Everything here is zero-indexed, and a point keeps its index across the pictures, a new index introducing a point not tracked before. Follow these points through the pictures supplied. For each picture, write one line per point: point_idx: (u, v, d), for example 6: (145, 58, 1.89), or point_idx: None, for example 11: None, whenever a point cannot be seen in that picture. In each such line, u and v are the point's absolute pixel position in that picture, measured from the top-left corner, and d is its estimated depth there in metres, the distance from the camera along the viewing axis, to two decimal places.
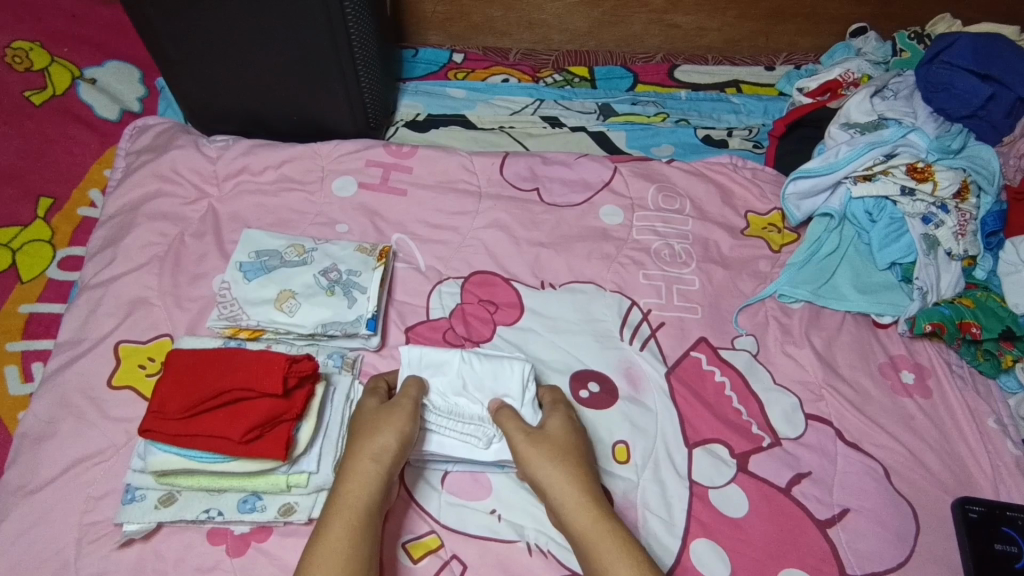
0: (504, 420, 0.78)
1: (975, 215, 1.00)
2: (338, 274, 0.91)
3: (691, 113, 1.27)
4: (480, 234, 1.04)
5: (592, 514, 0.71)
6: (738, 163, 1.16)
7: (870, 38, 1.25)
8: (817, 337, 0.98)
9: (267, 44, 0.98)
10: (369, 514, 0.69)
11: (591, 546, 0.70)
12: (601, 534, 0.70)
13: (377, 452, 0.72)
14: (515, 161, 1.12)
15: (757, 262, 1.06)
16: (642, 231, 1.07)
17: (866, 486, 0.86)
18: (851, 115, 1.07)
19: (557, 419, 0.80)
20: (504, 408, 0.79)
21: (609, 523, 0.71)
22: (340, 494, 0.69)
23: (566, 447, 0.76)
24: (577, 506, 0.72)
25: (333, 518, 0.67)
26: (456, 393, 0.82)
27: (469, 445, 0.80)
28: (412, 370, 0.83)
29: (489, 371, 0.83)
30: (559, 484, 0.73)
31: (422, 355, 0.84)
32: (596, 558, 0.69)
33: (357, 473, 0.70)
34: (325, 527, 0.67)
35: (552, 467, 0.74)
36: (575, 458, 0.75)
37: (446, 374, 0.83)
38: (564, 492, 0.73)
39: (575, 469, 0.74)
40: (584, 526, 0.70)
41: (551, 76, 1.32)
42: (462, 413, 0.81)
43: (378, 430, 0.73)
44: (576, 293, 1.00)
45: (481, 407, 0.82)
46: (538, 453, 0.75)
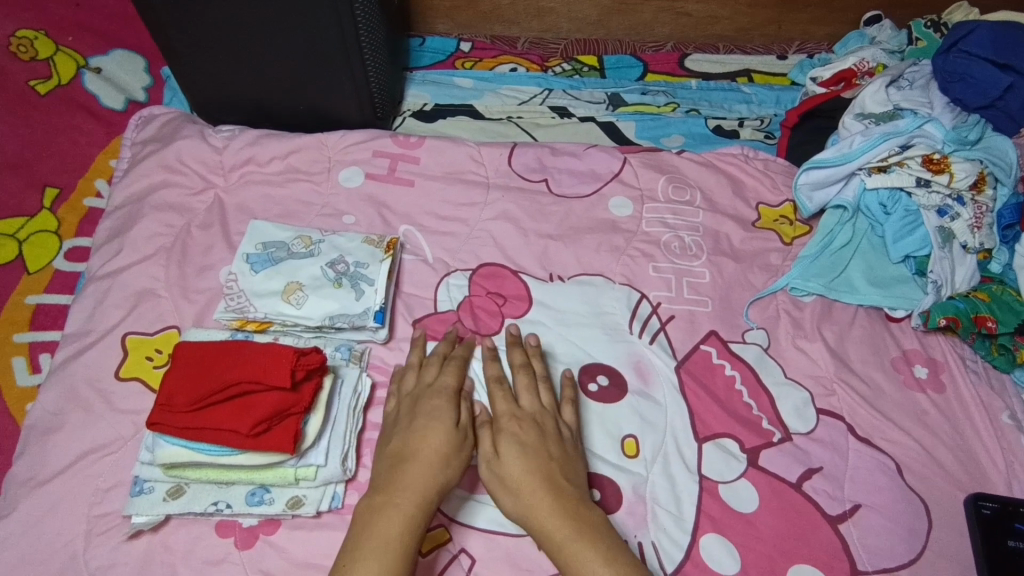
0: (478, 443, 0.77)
1: (990, 207, 0.99)
2: (346, 266, 0.91)
3: (702, 102, 1.26)
4: (489, 226, 1.03)
5: (560, 541, 0.69)
6: (749, 154, 1.14)
7: (885, 26, 1.23)
8: (829, 331, 0.97)
9: (272, 33, 0.97)
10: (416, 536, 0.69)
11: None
12: (569, 563, 0.68)
13: (442, 480, 0.72)
14: (524, 152, 1.11)
15: (768, 254, 1.04)
16: (652, 223, 1.06)
17: (878, 482, 0.85)
18: (866, 105, 1.05)
19: (510, 443, 0.75)
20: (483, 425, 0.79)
21: (575, 550, 0.68)
22: (397, 507, 0.69)
23: (525, 474, 0.73)
24: (545, 526, 0.70)
25: (386, 527, 0.67)
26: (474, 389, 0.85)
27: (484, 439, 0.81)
28: None
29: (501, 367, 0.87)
30: (525, 516, 0.71)
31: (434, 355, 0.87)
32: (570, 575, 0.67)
33: (416, 493, 0.70)
34: (374, 538, 0.66)
35: (516, 498, 0.72)
36: (533, 484, 0.72)
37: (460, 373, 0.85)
38: (530, 521, 0.71)
39: (537, 497, 0.71)
40: (555, 543, 0.69)
41: (560, 65, 1.30)
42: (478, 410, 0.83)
43: (446, 455, 0.73)
44: (585, 285, 0.99)
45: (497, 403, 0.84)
46: (499, 489, 0.74)
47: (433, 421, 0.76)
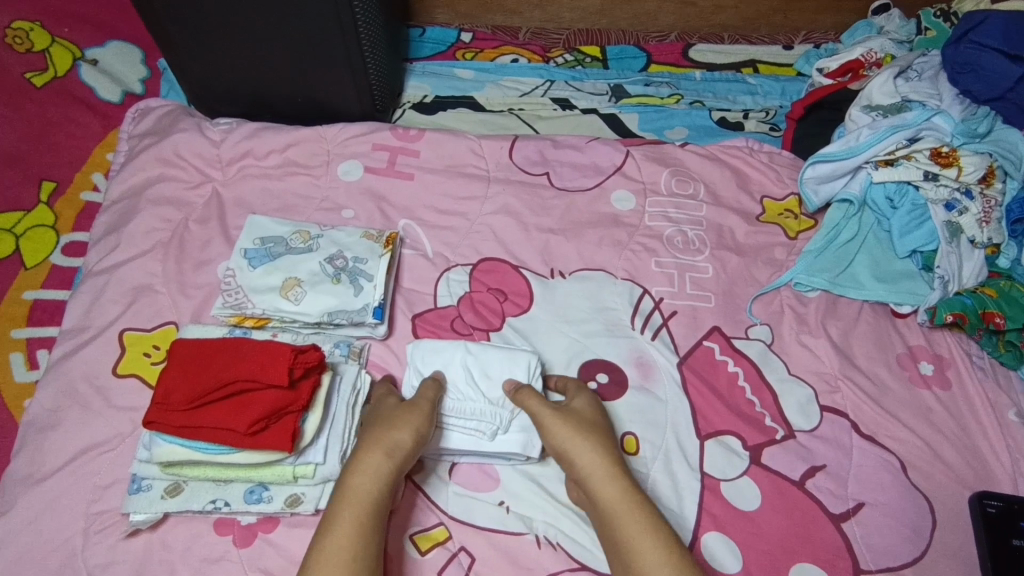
0: (527, 399, 0.80)
1: (1000, 201, 0.96)
2: (345, 261, 0.90)
3: (706, 94, 1.24)
4: (489, 220, 1.02)
5: (621, 487, 0.73)
6: (754, 147, 1.13)
7: (893, 16, 1.21)
8: (834, 327, 0.96)
9: (269, 21, 0.95)
10: (379, 513, 0.68)
11: (618, 531, 0.71)
12: (627, 509, 0.72)
13: (390, 446, 0.72)
14: (525, 145, 1.10)
15: (772, 249, 1.03)
16: (655, 217, 1.05)
17: (882, 480, 0.84)
18: (873, 96, 1.03)
19: (583, 398, 0.83)
20: (522, 388, 0.81)
21: (634, 497, 0.73)
22: (353, 489, 0.69)
23: (592, 425, 0.79)
24: (608, 480, 0.74)
25: (342, 511, 0.67)
26: (465, 385, 0.84)
27: (475, 438, 0.81)
28: (416, 366, 0.85)
29: (494, 361, 0.85)
30: (590, 456, 0.75)
31: (424, 349, 0.86)
32: (630, 523, 0.71)
33: (369, 468, 0.70)
34: (334, 520, 0.66)
35: (581, 440, 0.76)
36: (592, 437, 0.77)
37: (449, 368, 0.85)
38: (592, 464, 0.75)
39: (604, 444, 0.77)
40: (616, 496, 0.73)
41: (562, 56, 1.28)
42: (462, 407, 0.82)
43: (395, 425, 0.74)
44: (585, 280, 0.98)
45: (483, 399, 0.83)
46: (568, 428, 0.77)
47: (389, 409, 0.77)
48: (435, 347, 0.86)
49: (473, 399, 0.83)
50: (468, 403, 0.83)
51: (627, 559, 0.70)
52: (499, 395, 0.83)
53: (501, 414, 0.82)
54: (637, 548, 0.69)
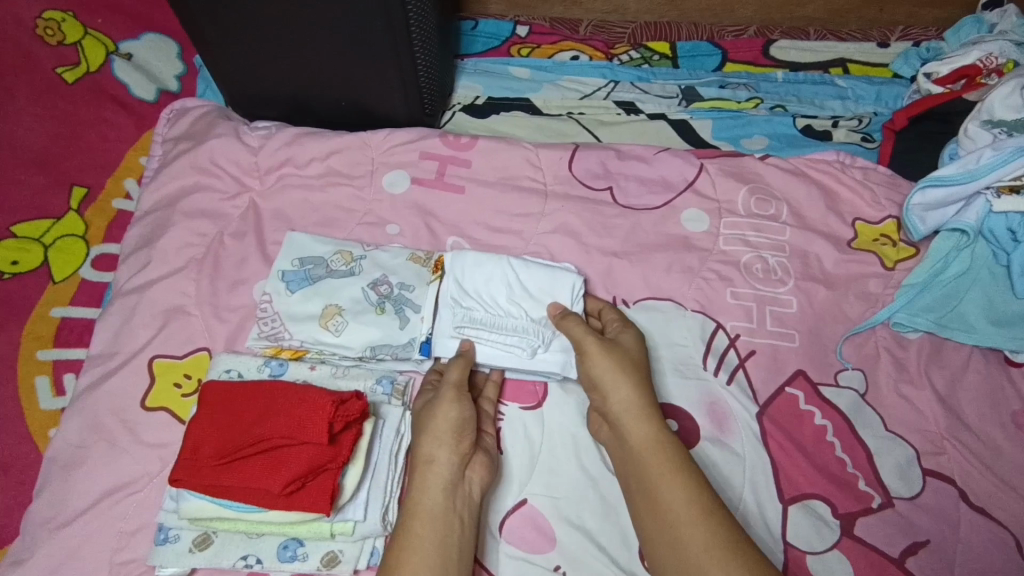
0: (570, 324, 0.76)
1: None
2: (389, 288, 0.82)
3: (789, 97, 1.11)
4: (546, 241, 0.93)
5: (652, 429, 0.69)
6: (846, 161, 1.00)
7: (1010, 13, 1.05)
8: (938, 376, 0.84)
9: (312, 18, 0.86)
10: (448, 515, 0.65)
11: (646, 474, 0.67)
12: (655, 452, 0.68)
13: (430, 457, 0.68)
14: (586, 155, 1.00)
15: (866, 281, 0.91)
16: (731, 241, 0.94)
17: (996, 562, 0.73)
18: (996, 111, 0.89)
19: (629, 335, 0.78)
20: (569, 314, 0.77)
21: (665, 440, 0.68)
22: (415, 506, 0.66)
23: (635, 363, 0.75)
24: (637, 420, 0.70)
25: (409, 534, 0.64)
26: (506, 302, 0.79)
27: (514, 356, 0.78)
28: (455, 274, 0.81)
29: (539, 279, 0.80)
30: (627, 392, 0.71)
31: (468, 261, 0.81)
32: (656, 467, 0.67)
33: (420, 485, 0.67)
34: (403, 543, 0.63)
35: (619, 375, 0.72)
36: (629, 373, 0.73)
37: (491, 284, 0.80)
38: (626, 402, 0.71)
39: (643, 384, 0.73)
40: (645, 437, 0.69)
41: (627, 53, 1.16)
42: (503, 323, 0.78)
43: (429, 423, 0.71)
44: (653, 311, 0.89)
45: (525, 317, 0.79)
46: (607, 360, 0.73)
47: (424, 404, 0.73)
48: (476, 260, 0.81)
49: (516, 316, 0.79)
50: (511, 319, 0.78)
51: (653, 500, 0.66)
52: (541, 312, 0.79)
53: (543, 332, 0.78)
54: (665, 490, 0.65)
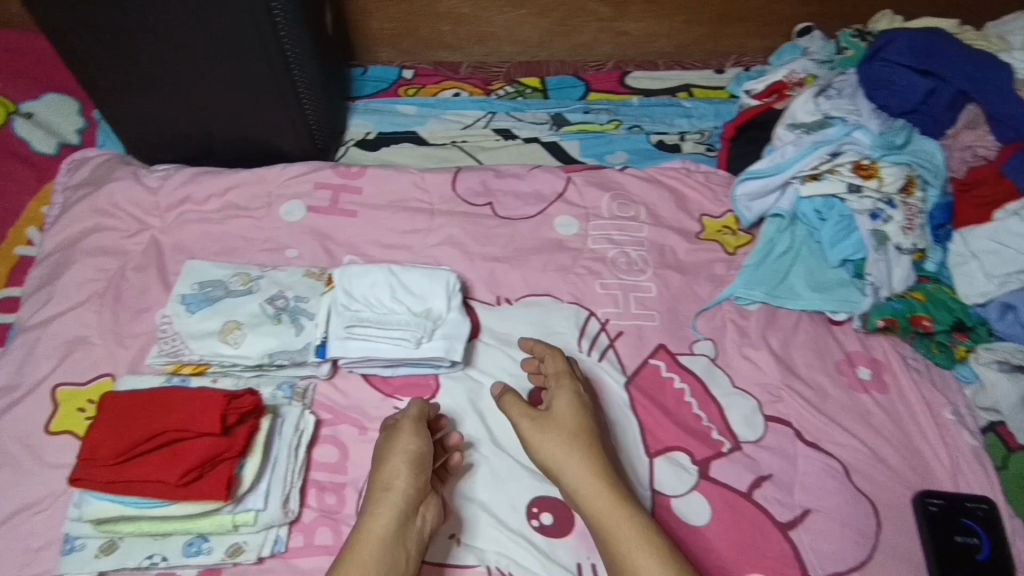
0: (509, 407, 0.84)
1: (922, 208, 0.97)
2: (286, 301, 0.89)
3: (644, 118, 1.28)
4: (434, 252, 1.04)
5: (610, 504, 0.74)
6: (691, 167, 1.17)
7: (816, 38, 1.26)
8: (773, 337, 0.98)
9: (200, 64, 0.95)
10: (395, 547, 0.70)
11: (605, 531, 0.73)
12: (618, 525, 0.73)
13: (385, 484, 0.75)
14: (468, 176, 1.12)
15: (713, 265, 1.06)
16: (598, 240, 1.07)
17: (827, 485, 0.86)
18: (797, 115, 1.05)
19: (564, 398, 0.83)
20: (506, 395, 0.85)
21: (625, 512, 0.73)
22: (364, 529, 0.71)
23: (576, 431, 0.80)
24: (594, 497, 0.75)
25: (353, 554, 0.69)
26: (389, 302, 0.89)
27: (402, 347, 0.87)
28: (342, 285, 0.89)
29: (417, 279, 0.90)
30: (578, 466, 0.77)
31: (352, 272, 0.90)
32: (619, 543, 0.72)
33: (377, 509, 0.72)
34: (345, 560, 0.68)
35: (568, 456, 0.78)
36: (576, 454, 0.78)
37: (375, 288, 0.89)
38: (579, 480, 0.76)
39: (590, 456, 0.78)
40: (604, 514, 0.74)
41: (503, 88, 1.30)
42: (389, 319, 0.88)
43: (387, 461, 0.77)
44: (532, 306, 1.01)
45: (407, 312, 0.88)
46: (555, 446, 0.79)
47: (385, 440, 0.80)
48: (361, 270, 0.90)
49: (399, 313, 0.88)
50: (395, 316, 0.88)
51: (619, 565, 0.71)
52: (423, 307, 0.89)
53: (425, 324, 0.88)
54: (626, 546, 0.71)
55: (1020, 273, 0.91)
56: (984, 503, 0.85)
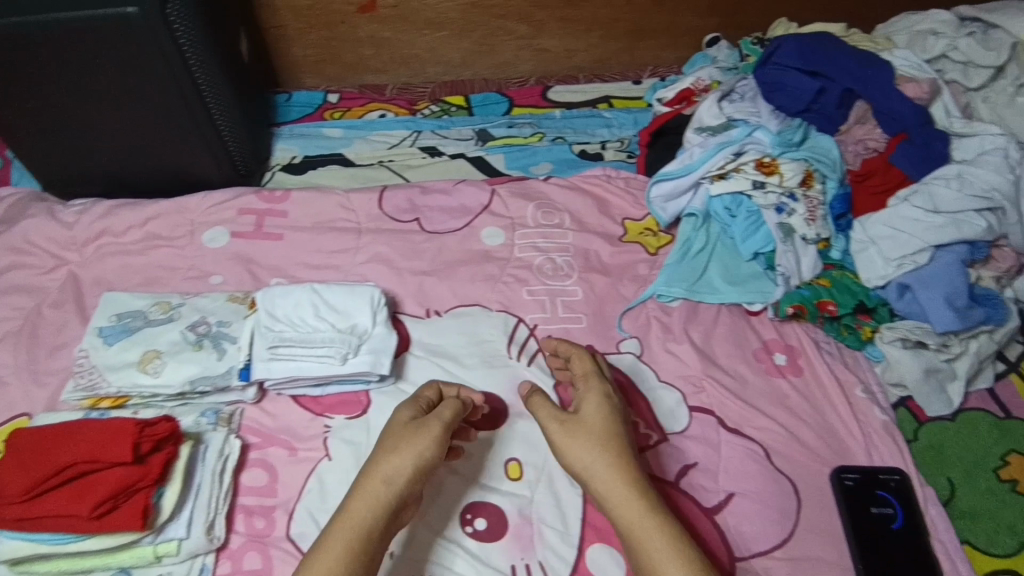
0: (537, 409, 0.84)
1: (822, 200, 1.03)
2: (208, 326, 0.89)
3: (566, 130, 1.32)
4: (362, 270, 1.05)
5: (641, 511, 0.74)
6: (611, 174, 1.21)
7: (722, 47, 1.31)
8: (695, 331, 1.02)
9: (109, 99, 0.95)
10: (373, 539, 0.70)
11: (634, 537, 0.73)
12: (648, 532, 0.72)
13: (388, 479, 0.73)
14: (394, 195, 1.14)
15: (636, 266, 1.10)
16: (524, 249, 1.10)
17: (748, 469, 0.89)
18: (703, 119, 1.11)
19: (592, 403, 0.83)
20: (536, 397, 0.85)
21: (654, 519, 0.73)
22: (348, 513, 0.71)
23: (605, 435, 0.79)
24: (624, 504, 0.75)
25: (333, 540, 0.69)
26: (313, 320, 0.89)
27: (327, 364, 0.87)
28: (264, 307, 0.89)
29: (340, 297, 0.91)
30: (608, 472, 0.76)
31: (274, 294, 0.90)
32: (648, 550, 0.71)
33: (364, 498, 0.72)
34: (323, 545, 0.68)
35: (597, 462, 0.77)
36: (607, 460, 0.77)
37: (298, 307, 0.89)
38: (609, 486, 0.76)
39: (620, 462, 0.77)
40: (632, 521, 0.73)
41: (428, 108, 1.33)
42: (313, 338, 0.88)
43: (397, 454, 0.75)
44: (462, 317, 1.02)
45: (330, 330, 0.88)
46: (587, 452, 0.78)
47: (401, 434, 0.77)
48: (284, 291, 0.90)
49: (323, 330, 0.88)
50: (318, 333, 0.88)
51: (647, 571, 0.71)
52: (347, 323, 0.89)
53: (349, 340, 0.88)
54: (655, 554, 0.71)
55: (913, 254, 0.97)
56: (896, 474, 0.89)
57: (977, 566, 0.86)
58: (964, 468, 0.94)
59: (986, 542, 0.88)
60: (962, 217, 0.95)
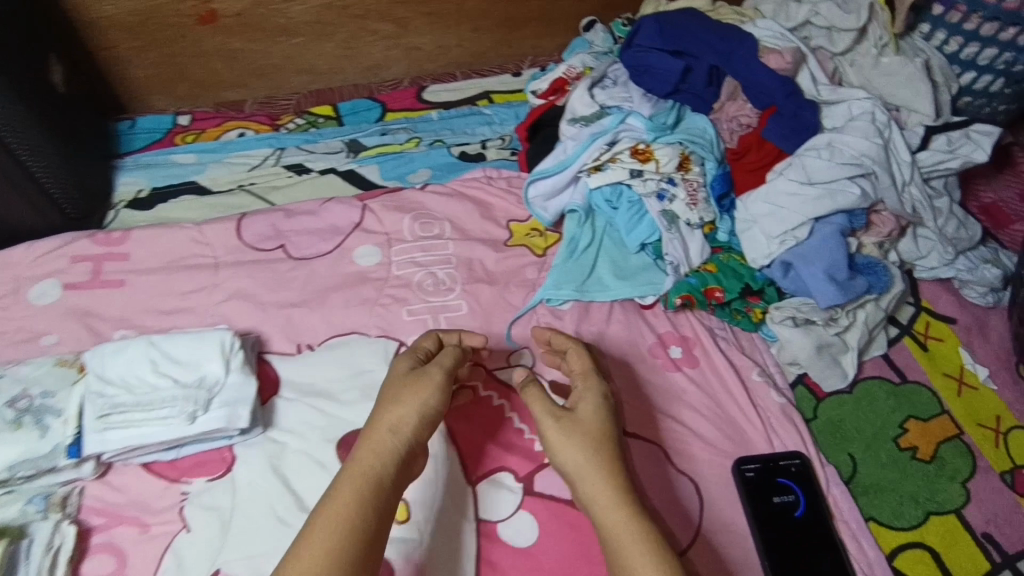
0: (531, 400, 0.80)
1: (702, 182, 1.00)
2: (29, 400, 0.78)
3: (444, 132, 1.24)
4: (221, 310, 0.95)
5: (625, 515, 0.70)
6: (492, 174, 1.14)
7: (598, 30, 1.24)
8: (588, 334, 0.97)
9: None
10: (385, 484, 0.69)
11: (616, 540, 0.69)
12: (630, 537, 0.68)
13: (395, 424, 0.73)
14: (254, 222, 1.03)
15: (523, 270, 1.04)
16: (403, 265, 1.02)
17: (651, 474, 0.85)
18: (576, 108, 1.04)
19: (589, 400, 0.80)
20: (531, 387, 0.81)
21: (639, 524, 0.69)
22: (356, 460, 0.70)
23: (600, 435, 0.76)
24: (608, 506, 0.71)
25: (344, 488, 0.67)
26: (152, 377, 0.79)
27: (172, 426, 0.77)
28: (93, 370, 0.79)
29: (182, 346, 0.81)
30: (598, 474, 0.73)
31: (104, 353, 0.80)
32: (626, 557, 0.67)
33: (374, 445, 0.71)
34: (336, 491, 0.67)
35: (587, 461, 0.73)
36: (596, 457, 0.74)
37: (134, 366, 0.79)
38: (595, 487, 0.72)
39: (609, 464, 0.74)
40: (616, 526, 0.69)
41: (292, 121, 1.23)
42: (153, 398, 0.78)
43: (401, 402, 0.75)
44: (338, 347, 0.93)
45: (173, 386, 0.79)
46: (577, 451, 0.74)
47: (401, 382, 0.78)
48: (116, 348, 0.80)
49: (164, 388, 0.79)
50: (158, 393, 0.78)
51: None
52: (195, 376, 0.80)
53: (196, 395, 0.78)
54: (636, 556, 0.67)
55: (794, 230, 0.94)
56: (796, 458, 0.87)
57: (884, 543, 0.84)
58: (864, 441, 0.93)
59: (890, 516, 0.86)
60: (836, 186, 0.93)
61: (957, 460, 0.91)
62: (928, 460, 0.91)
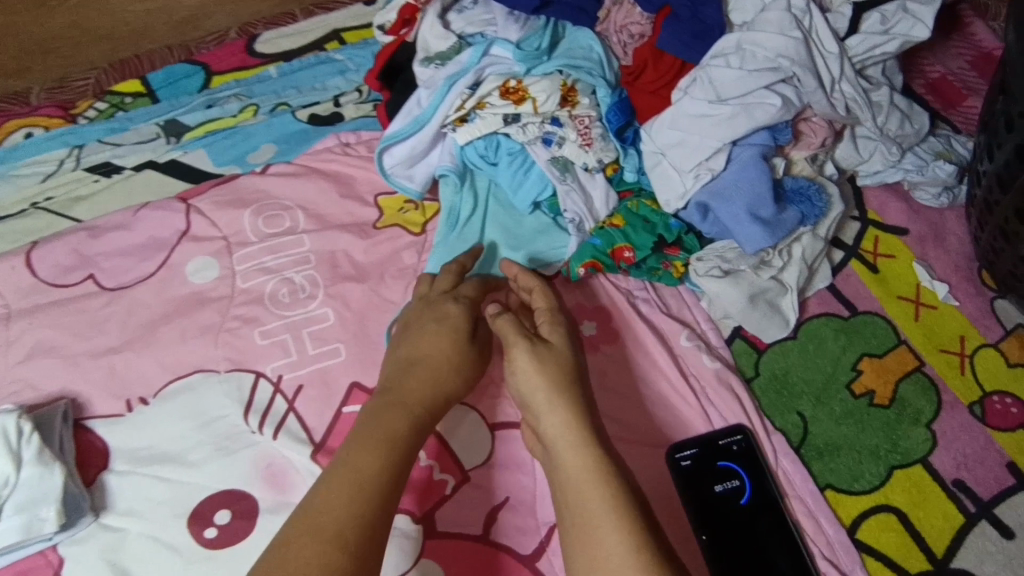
0: (501, 328, 0.69)
1: (594, 116, 0.82)
2: None
3: (287, 92, 1.00)
4: (21, 373, 0.76)
5: (590, 454, 0.61)
6: (349, 140, 0.94)
7: None
8: None
9: None
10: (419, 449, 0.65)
11: (573, 484, 0.60)
12: (591, 479, 0.59)
13: (450, 394, 0.68)
14: (50, 250, 0.82)
15: (400, 255, 0.85)
16: (249, 275, 0.83)
17: None
18: (428, 44, 0.82)
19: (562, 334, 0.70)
20: (501, 316, 0.71)
21: (605, 465, 0.60)
22: (408, 408, 0.65)
23: (571, 373, 0.67)
24: (572, 445, 0.62)
25: (393, 434, 0.62)
26: None
27: None
28: None
29: None
30: (563, 414, 0.63)
31: None
32: (583, 503, 0.58)
33: (430, 403, 0.66)
34: (385, 435, 0.62)
35: (553, 397, 0.64)
36: (564, 392, 0.65)
37: None
38: (557, 426, 0.63)
39: (579, 402, 0.65)
40: (576, 466, 0.61)
41: (91, 109, 0.99)
42: None
43: (461, 368, 0.70)
44: (178, 396, 0.76)
45: None
46: (541, 384, 0.65)
47: (460, 336, 0.71)
48: None
49: None
50: None
51: (577, 523, 0.58)
52: None
53: None
54: (593, 504, 0.58)
55: (708, 160, 0.77)
56: (738, 434, 0.74)
57: (845, 513, 0.74)
58: (815, 395, 0.80)
59: (848, 480, 0.75)
60: (752, 99, 0.75)
61: (919, 399, 0.80)
62: (887, 404, 0.80)
